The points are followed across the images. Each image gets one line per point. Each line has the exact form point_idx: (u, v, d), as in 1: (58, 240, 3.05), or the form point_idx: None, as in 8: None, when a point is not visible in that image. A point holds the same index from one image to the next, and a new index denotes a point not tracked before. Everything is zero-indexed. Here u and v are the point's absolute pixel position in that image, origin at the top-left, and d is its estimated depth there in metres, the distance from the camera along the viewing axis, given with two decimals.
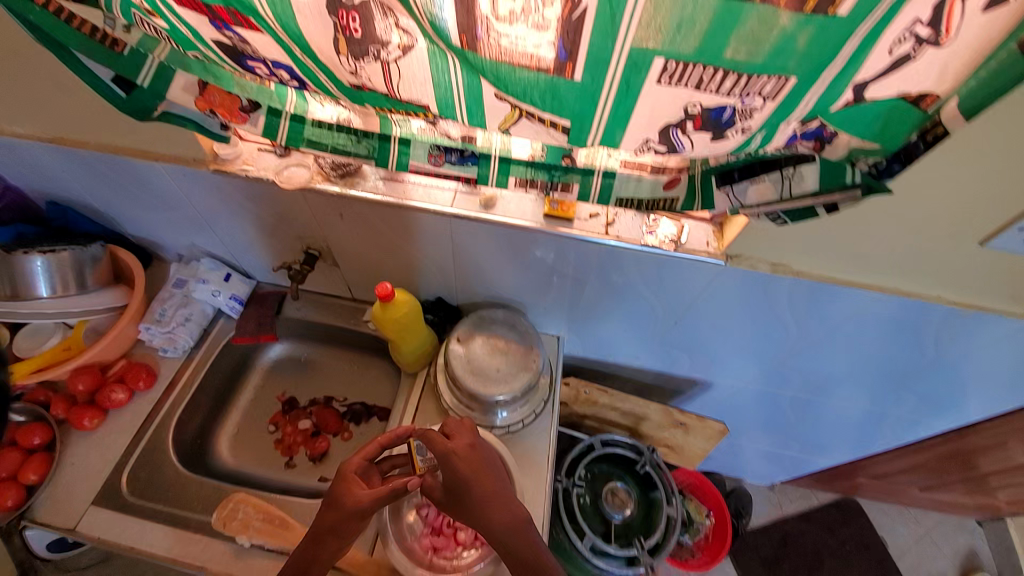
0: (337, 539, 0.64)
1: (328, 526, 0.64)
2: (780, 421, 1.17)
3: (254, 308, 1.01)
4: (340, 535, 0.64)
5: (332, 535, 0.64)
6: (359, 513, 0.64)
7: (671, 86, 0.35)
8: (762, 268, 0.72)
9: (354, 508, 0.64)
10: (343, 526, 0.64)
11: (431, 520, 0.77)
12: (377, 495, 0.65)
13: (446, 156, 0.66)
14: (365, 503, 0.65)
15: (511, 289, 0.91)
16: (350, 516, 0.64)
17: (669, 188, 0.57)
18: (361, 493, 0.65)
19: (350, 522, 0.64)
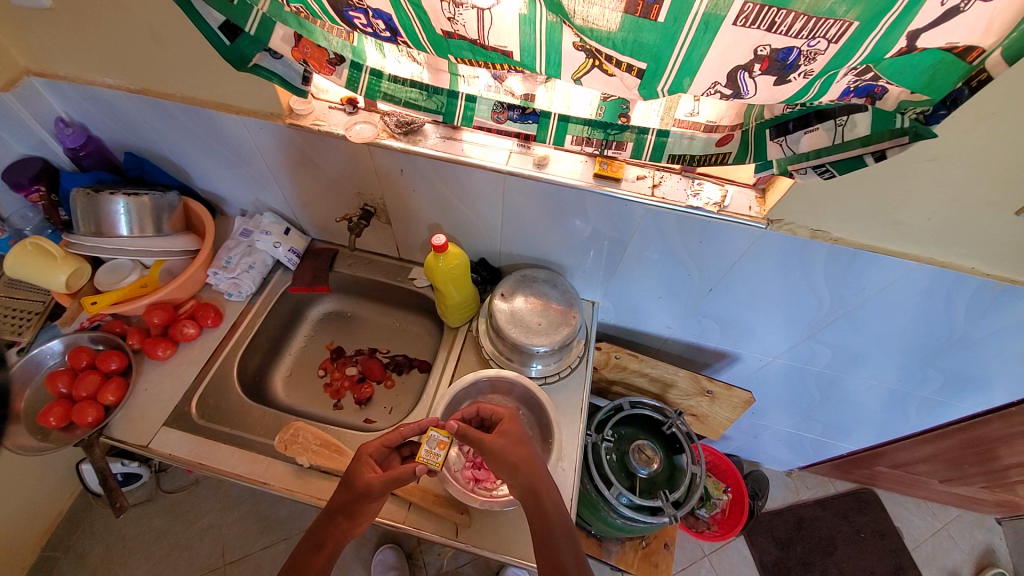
0: (350, 521, 0.71)
1: (342, 506, 0.71)
2: (804, 400, 1.19)
3: (310, 261, 1.09)
4: (352, 516, 0.71)
5: (347, 516, 0.71)
6: (370, 500, 0.70)
7: (744, 28, 0.40)
8: (801, 234, 0.75)
9: (365, 491, 0.70)
10: (356, 509, 0.71)
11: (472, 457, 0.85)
12: (386, 483, 0.70)
13: (509, 113, 0.73)
14: (372, 491, 0.70)
15: (553, 251, 0.96)
16: (361, 501, 0.70)
17: (721, 145, 0.62)
18: (371, 479, 0.70)
19: (363, 505, 0.70)
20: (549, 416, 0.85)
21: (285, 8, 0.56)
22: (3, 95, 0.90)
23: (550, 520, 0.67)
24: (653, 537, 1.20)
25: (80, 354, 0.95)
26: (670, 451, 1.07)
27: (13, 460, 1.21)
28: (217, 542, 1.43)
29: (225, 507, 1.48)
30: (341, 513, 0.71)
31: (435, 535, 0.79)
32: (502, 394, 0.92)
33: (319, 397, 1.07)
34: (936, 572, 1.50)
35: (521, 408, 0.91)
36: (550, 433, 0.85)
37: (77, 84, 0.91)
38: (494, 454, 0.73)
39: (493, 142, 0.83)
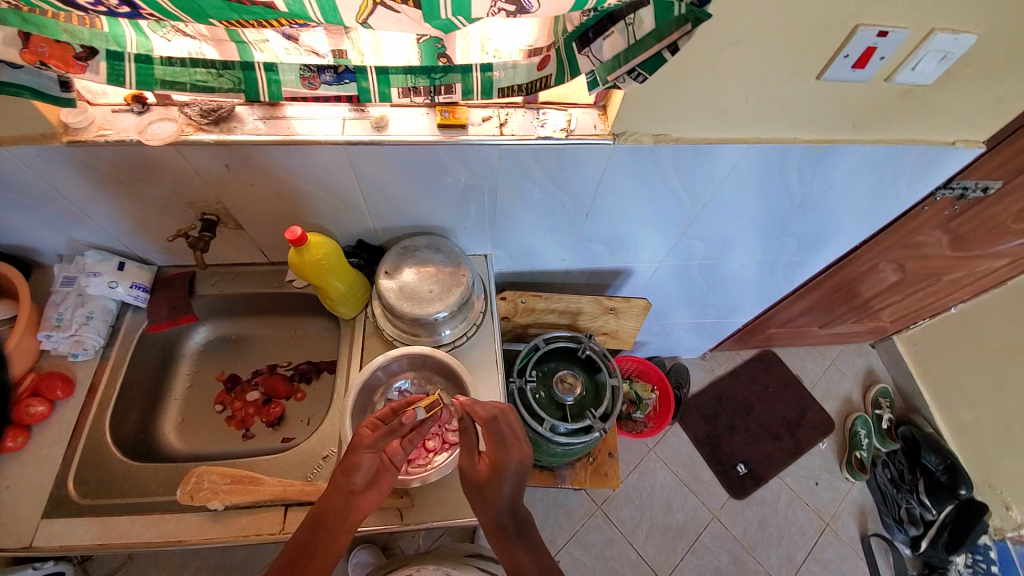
0: (350, 489, 0.67)
1: (338, 476, 0.68)
2: (696, 291, 1.31)
3: (164, 292, 0.97)
4: (349, 481, 0.67)
5: (345, 483, 0.67)
6: (367, 450, 0.69)
7: None
8: (647, 141, 0.78)
9: (359, 443, 0.70)
10: (352, 473, 0.67)
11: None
12: (382, 434, 0.70)
13: (321, 77, 0.64)
14: (362, 438, 0.70)
15: (427, 215, 0.92)
16: (358, 462, 0.68)
17: (541, 68, 0.60)
18: (365, 435, 0.70)
19: (359, 465, 0.68)
20: (463, 378, 0.85)
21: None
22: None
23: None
24: (598, 451, 1.29)
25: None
26: (590, 372, 1.14)
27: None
28: None
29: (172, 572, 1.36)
30: (339, 486, 0.67)
31: (379, 526, 0.78)
32: (415, 371, 0.91)
33: (224, 433, 0.97)
34: (832, 400, 1.80)
35: (437, 377, 0.91)
36: (468, 392, 0.86)
37: None
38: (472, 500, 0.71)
39: (323, 113, 0.75)
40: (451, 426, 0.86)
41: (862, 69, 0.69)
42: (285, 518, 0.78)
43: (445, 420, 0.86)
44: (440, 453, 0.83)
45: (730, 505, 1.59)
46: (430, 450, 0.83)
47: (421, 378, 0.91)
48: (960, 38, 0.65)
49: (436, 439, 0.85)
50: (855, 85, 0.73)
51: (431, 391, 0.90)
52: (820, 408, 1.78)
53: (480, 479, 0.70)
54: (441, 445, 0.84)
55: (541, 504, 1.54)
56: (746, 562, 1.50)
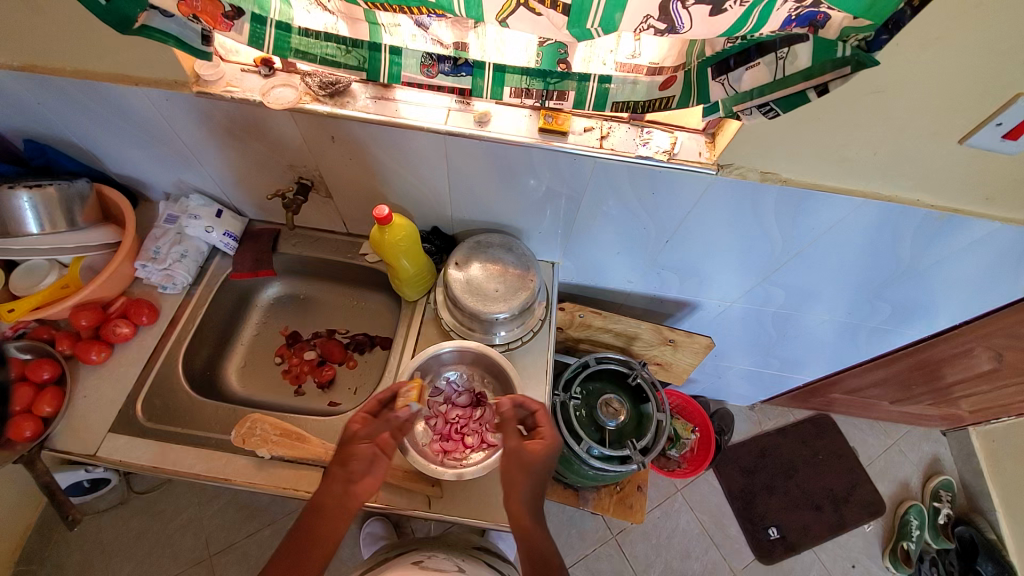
0: (347, 479, 0.67)
1: (335, 467, 0.69)
2: (762, 339, 1.23)
3: (250, 244, 1.02)
4: (347, 471, 0.68)
5: (342, 473, 0.68)
6: (361, 441, 0.70)
7: None
8: (751, 177, 0.73)
9: (354, 436, 0.71)
10: (348, 463, 0.68)
11: (439, 429, 0.87)
12: (374, 426, 0.72)
13: (440, 66, 0.65)
14: (356, 432, 0.71)
15: (505, 214, 0.91)
16: (354, 453, 0.69)
17: (664, 88, 0.58)
18: (359, 427, 0.72)
19: (355, 453, 0.69)
20: (512, 383, 0.84)
21: None
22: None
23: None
24: (626, 480, 1.25)
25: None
26: (636, 401, 1.10)
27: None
28: (200, 535, 1.41)
29: (204, 500, 1.45)
30: (337, 477, 0.67)
31: (409, 510, 0.79)
32: (466, 364, 0.91)
33: (277, 385, 1.02)
34: (888, 483, 1.65)
35: (485, 375, 0.91)
36: (514, 397, 0.85)
37: None
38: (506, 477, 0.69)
39: (430, 100, 0.77)
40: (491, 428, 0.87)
41: (1012, 141, 0.62)
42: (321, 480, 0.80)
43: (488, 420, 0.88)
44: (476, 451, 0.84)
45: (752, 568, 1.49)
46: (467, 446, 0.85)
47: (470, 373, 0.92)
48: None
49: (474, 437, 0.86)
50: (1000, 156, 0.65)
51: (478, 388, 0.91)
52: (872, 489, 1.63)
53: (528, 451, 0.70)
54: (480, 444, 0.85)
55: (555, 519, 1.51)
56: None
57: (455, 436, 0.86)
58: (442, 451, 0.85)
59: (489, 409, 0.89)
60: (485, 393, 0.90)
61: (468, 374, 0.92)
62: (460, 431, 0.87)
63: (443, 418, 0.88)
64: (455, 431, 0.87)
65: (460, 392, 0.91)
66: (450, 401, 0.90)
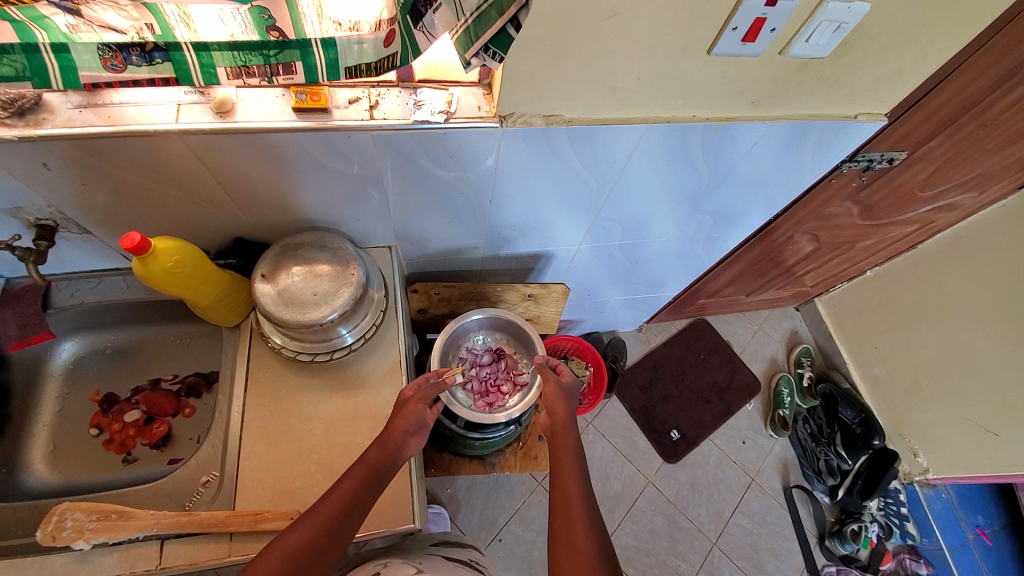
0: (377, 478, 0.70)
1: (366, 465, 0.70)
2: (622, 269, 1.29)
3: (9, 309, 0.83)
4: (380, 471, 0.70)
5: (373, 472, 0.70)
6: (404, 431, 0.75)
7: None
8: (537, 123, 0.71)
9: (401, 412, 0.77)
10: (384, 458, 0.71)
11: (477, 388, 1.00)
12: (423, 400, 0.80)
13: (126, 56, 0.53)
14: (410, 399, 0.79)
15: (309, 208, 0.82)
16: (393, 447, 0.73)
17: (388, 45, 0.53)
18: (406, 411, 0.77)
19: (397, 450, 0.73)
20: (535, 343, 0.97)
21: None
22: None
23: (566, 492, 0.71)
24: (528, 435, 1.25)
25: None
26: None
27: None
28: None
29: None
30: (367, 477, 0.69)
31: None
32: (480, 327, 1.03)
33: (101, 459, 0.88)
34: (760, 363, 1.88)
35: (499, 333, 1.04)
36: (533, 344, 1.00)
37: None
38: (546, 404, 0.87)
39: (157, 97, 0.64)
40: (517, 371, 1.01)
41: (752, 43, 0.65)
42: (161, 553, 0.71)
43: (513, 368, 1.02)
44: (514, 394, 0.99)
45: (664, 469, 1.65)
46: (505, 393, 0.99)
47: (490, 333, 1.04)
48: (854, 7, 0.62)
49: (508, 384, 1.00)
50: (748, 59, 0.69)
51: (495, 345, 1.04)
52: (748, 370, 1.85)
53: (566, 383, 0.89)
54: (514, 388, 1.00)
55: (482, 487, 1.54)
56: (678, 521, 1.59)
57: (492, 389, 1.00)
58: (486, 404, 0.99)
59: (510, 359, 1.02)
60: (504, 347, 1.03)
61: (482, 336, 1.05)
62: (494, 384, 1.01)
63: (478, 378, 1.00)
64: (490, 385, 1.00)
65: (481, 353, 1.03)
66: (476, 363, 1.02)
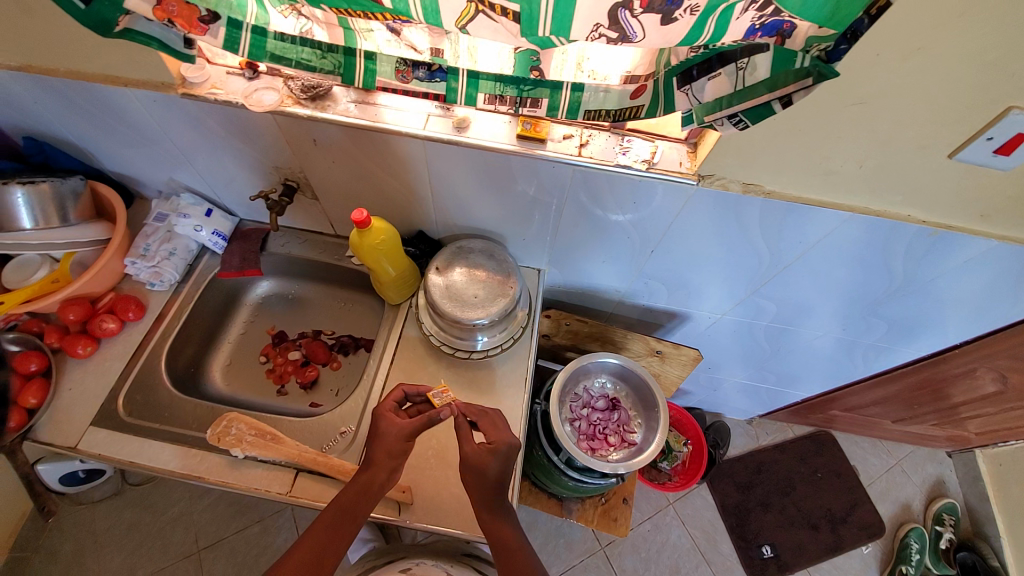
0: (353, 518, 0.70)
1: (342, 508, 0.70)
2: (757, 352, 1.20)
3: (238, 244, 1.02)
4: (354, 515, 0.70)
5: (348, 515, 0.70)
6: (387, 469, 0.72)
7: None
8: (733, 189, 0.72)
9: (386, 446, 0.73)
10: (361, 503, 0.70)
11: (584, 430, 0.98)
12: (409, 431, 0.75)
13: (415, 73, 0.65)
14: (390, 421, 0.76)
15: (489, 219, 0.91)
16: (374, 490, 0.71)
17: (635, 98, 0.58)
18: (391, 446, 0.73)
19: (378, 492, 0.71)
20: (659, 405, 0.91)
21: None
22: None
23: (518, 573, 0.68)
24: (612, 492, 1.20)
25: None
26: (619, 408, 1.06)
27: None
28: (190, 529, 1.42)
29: (193, 497, 1.46)
30: (341, 517, 0.69)
31: (378, 515, 0.79)
32: (605, 371, 1.01)
33: (262, 384, 1.03)
34: (888, 504, 1.59)
35: (621, 383, 1.01)
36: (654, 404, 0.94)
37: None
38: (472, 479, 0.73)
39: (410, 105, 0.77)
40: (629, 428, 0.97)
41: (1005, 156, 0.59)
42: (294, 481, 0.81)
43: (625, 422, 0.97)
44: (619, 449, 0.95)
45: None
46: (611, 444, 0.96)
47: (613, 381, 1.01)
48: None
49: (616, 436, 0.96)
50: (994, 171, 0.62)
51: (614, 393, 1.01)
52: (872, 509, 1.58)
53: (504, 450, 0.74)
54: (621, 443, 0.96)
55: (543, 529, 1.48)
56: None
57: (599, 436, 0.97)
58: (588, 448, 0.96)
59: (625, 412, 0.98)
60: (623, 398, 0.99)
61: (604, 381, 1.02)
62: (602, 432, 0.98)
63: (587, 420, 0.98)
64: (598, 431, 0.98)
65: (598, 397, 1.01)
66: (589, 405, 1.00)
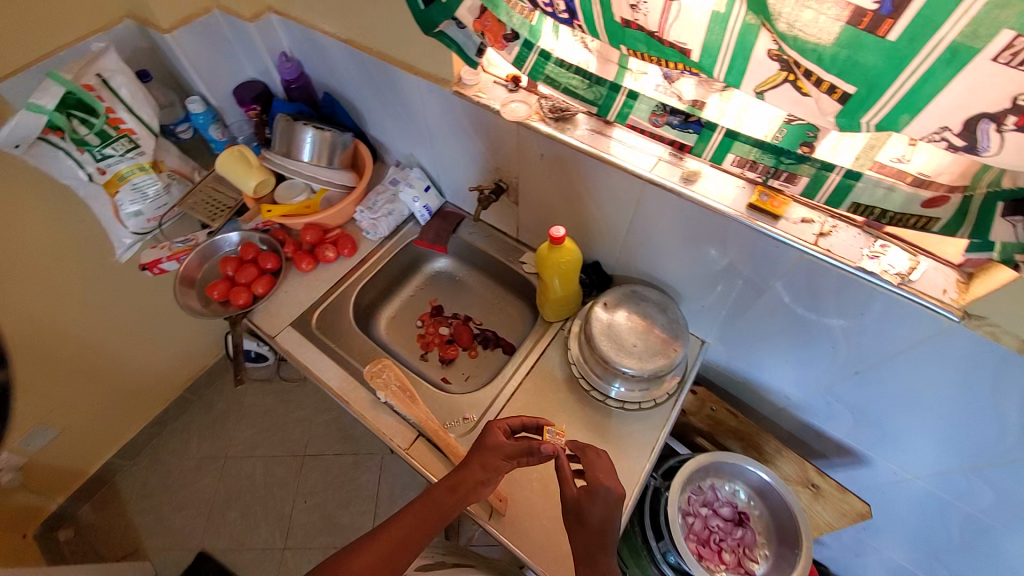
0: (438, 515, 0.71)
1: (430, 502, 0.72)
2: (944, 542, 0.94)
3: (438, 221, 1.16)
4: (440, 513, 0.71)
5: (435, 511, 0.71)
6: (479, 478, 0.73)
7: (1008, 68, 0.34)
8: (1007, 342, 0.58)
9: (484, 458, 0.74)
10: (450, 502, 0.72)
11: (696, 531, 0.88)
12: (510, 453, 0.75)
13: (669, 118, 0.66)
14: (495, 438, 0.76)
15: (674, 275, 0.87)
16: (462, 493, 0.72)
17: (928, 206, 0.52)
18: (488, 460, 0.74)
19: (466, 498, 0.72)
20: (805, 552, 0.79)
21: None
22: (247, 25, 1.07)
23: None
24: None
25: (149, 268, 1.15)
26: None
27: (176, 312, 1.48)
28: (305, 433, 1.64)
29: (316, 408, 1.69)
30: (428, 511, 0.71)
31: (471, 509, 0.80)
32: (742, 479, 0.89)
33: (411, 343, 1.15)
34: None
35: (757, 500, 0.88)
36: (796, 545, 0.81)
37: (305, 28, 1.04)
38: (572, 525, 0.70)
39: (643, 146, 0.77)
40: (750, 554, 0.85)
41: None
42: (413, 442, 0.88)
43: (748, 545, 0.86)
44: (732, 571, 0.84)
45: None
46: (723, 561, 0.85)
47: (747, 492, 0.89)
48: None
49: (732, 555, 0.85)
50: None
51: (744, 506, 0.88)
52: None
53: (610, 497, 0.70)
54: (736, 566, 0.85)
55: None
56: None
57: (712, 545, 0.86)
58: (695, 552, 0.86)
59: (752, 534, 0.86)
60: (754, 517, 0.87)
61: (736, 487, 0.90)
62: (717, 542, 0.87)
63: (703, 522, 0.88)
64: (713, 538, 0.87)
65: (723, 501, 0.89)
66: (711, 506, 0.89)
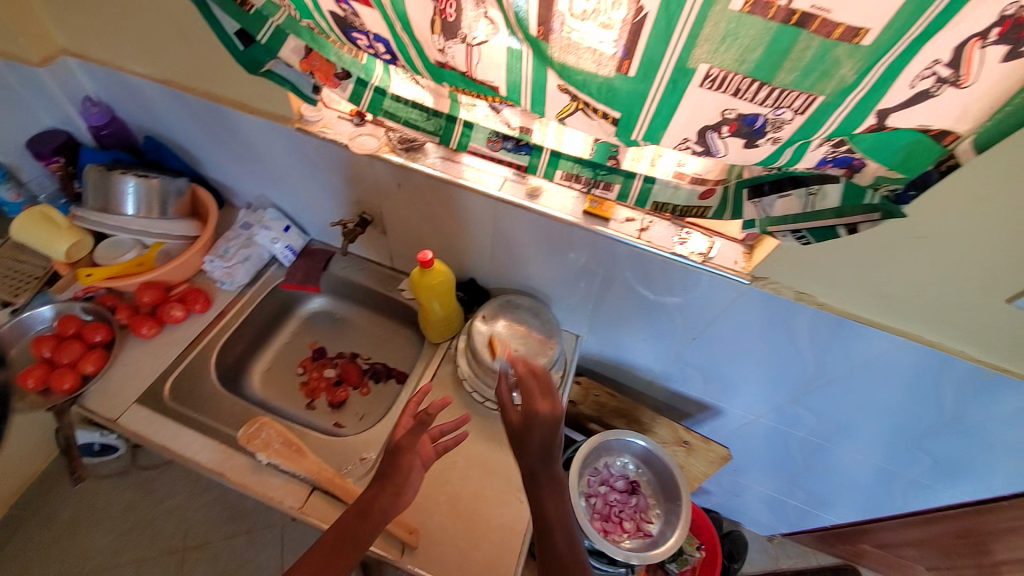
0: (354, 543, 0.64)
1: (341, 532, 0.64)
2: (788, 464, 1.15)
3: (305, 261, 1.10)
4: (354, 540, 0.64)
5: (349, 540, 0.64)
6: (392, 491, 0.66)
7: (711, 90, 0.45)
8: (786, 294, 0.75)
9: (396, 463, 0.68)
10: (364, 527, 0.64)
11: (599, 509, 0.96)
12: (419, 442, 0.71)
13: (503, 143, 0.74)
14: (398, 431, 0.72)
15: (542, 281, 0.95)
16: (377, 514, 0.65)
17: (703, 198, 0.65)
18: (402, 462, 0.68)
19: (381, 516, 0.65)
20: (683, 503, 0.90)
21: (300, 22, 0.60)
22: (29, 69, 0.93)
23: None
24: None
25: None
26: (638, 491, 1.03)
27: None
28: (181, 524, 1.41)
29: (194, 492, 1.46)
30: (341, 542, 0.64)
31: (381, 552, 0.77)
32: (629, 452, 0.99)
33: (294, 395, 1.07)
34: None
35: (644, 467, 0.98)
36: (677, 498, 0.92)
37: (106, 68, 0.93)
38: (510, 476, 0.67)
39: (490, 168, 0.84)
40: (646, 517, 0.95)
41: None
42: (308, 498, 0.82)
43: (643, 510, 0.95)
44: (633, 537, 0.93)
45: None
46: (625, 530, 0.94)
47: (635, 462, 0.99)
48: None
49: (632, 522, 0.94)
50: None
51: (635, 475, 0.98)
52: None
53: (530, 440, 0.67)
54: (636, 531, 0.94)
55: None
56: None
57: (614, 518, 0.95)
58: (600, 529, 0.94)
59: (644, 499, 0.96)
60: (644, 483, 0.97)
61: (626, 461, 1.00)
62: (617, 515, 0.95)
63: (603, 499, 0.96)
64: (614, 512, 0.96)
65: (617, 476, 0.98)
66: (608, 484, 0.98)
